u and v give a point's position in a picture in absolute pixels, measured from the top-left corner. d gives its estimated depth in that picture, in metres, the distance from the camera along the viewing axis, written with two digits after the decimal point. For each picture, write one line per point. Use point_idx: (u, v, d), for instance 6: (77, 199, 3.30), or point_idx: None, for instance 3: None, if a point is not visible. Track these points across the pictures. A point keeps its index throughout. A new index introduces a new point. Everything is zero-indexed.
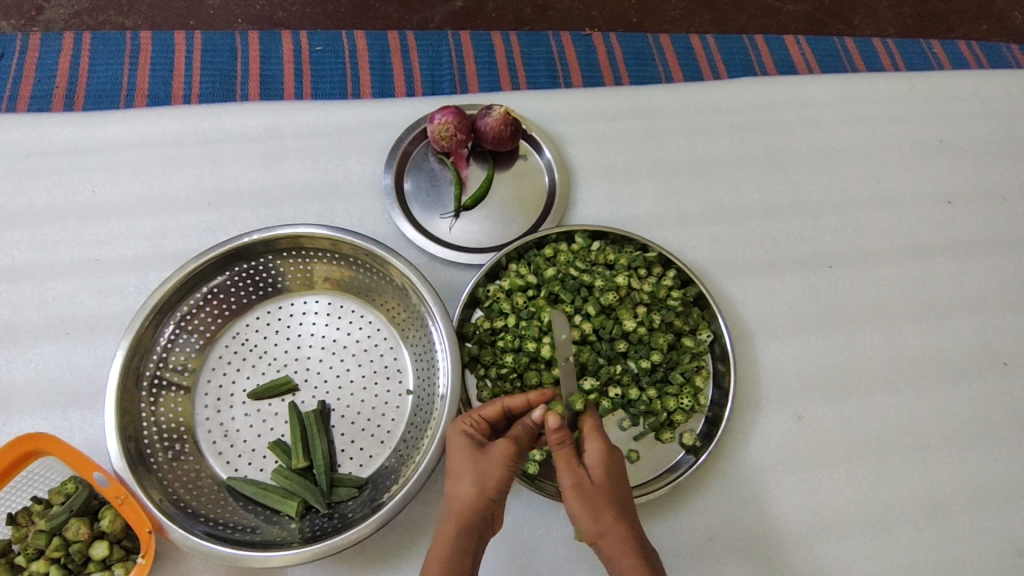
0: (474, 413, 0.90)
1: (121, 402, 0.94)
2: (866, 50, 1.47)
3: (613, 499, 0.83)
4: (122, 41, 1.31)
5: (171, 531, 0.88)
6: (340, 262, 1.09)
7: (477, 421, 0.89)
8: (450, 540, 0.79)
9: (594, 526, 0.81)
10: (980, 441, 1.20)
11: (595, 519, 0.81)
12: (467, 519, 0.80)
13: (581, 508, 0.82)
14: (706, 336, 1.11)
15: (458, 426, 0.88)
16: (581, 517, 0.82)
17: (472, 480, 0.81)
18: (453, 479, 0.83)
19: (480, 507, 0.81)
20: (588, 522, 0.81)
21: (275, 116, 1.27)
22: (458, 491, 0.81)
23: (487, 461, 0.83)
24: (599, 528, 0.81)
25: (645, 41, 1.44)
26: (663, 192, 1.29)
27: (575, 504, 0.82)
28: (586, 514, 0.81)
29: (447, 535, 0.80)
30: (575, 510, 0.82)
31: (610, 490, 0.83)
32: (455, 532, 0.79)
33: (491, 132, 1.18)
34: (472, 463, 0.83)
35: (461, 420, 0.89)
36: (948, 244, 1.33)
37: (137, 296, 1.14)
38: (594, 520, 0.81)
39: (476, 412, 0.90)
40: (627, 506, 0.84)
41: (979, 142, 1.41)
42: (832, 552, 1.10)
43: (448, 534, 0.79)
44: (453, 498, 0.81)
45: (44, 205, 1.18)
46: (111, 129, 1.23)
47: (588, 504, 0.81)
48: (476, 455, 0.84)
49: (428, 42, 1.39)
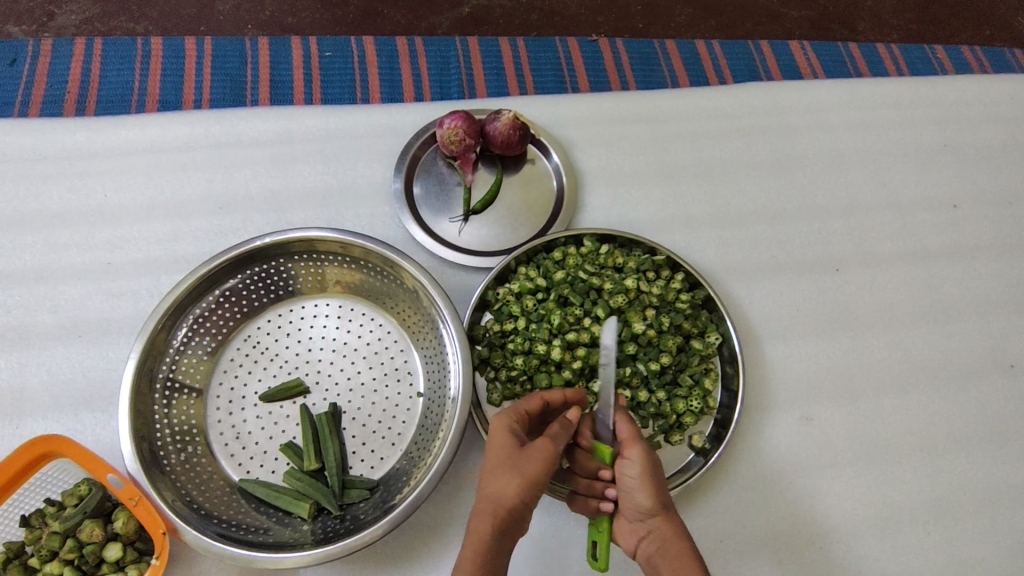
0: (515, 409, 0.90)
1: (134, 404, 0.94)
2: (869, 56, 1.49)
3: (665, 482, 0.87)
4: (134, 47, 1.33)
5: (185, 533, 0.89)
6: (351, 266, 1.10)
7: (518, 414, 0.89)
8: (487, 538, 0.78)
9: (659, 500, 0.84)
10: (989, 443, 1.20)
11: (660, 493, 0.84)
12: (504, 519, 0.79)
13: (649, 480, 0.84)
14: (715, 338, 1.11)
15: (501, 422, 0.87)
16: (649, 489, 0.84)
17: (516, 482, 0.80)
18: (492, 475, 0.81)
19: (518, 509, 0.80)
20: (653, 494, 0.84)
21: (285, 120, 1.27)
22: (502, 491, 0.79)
23: (525, 460, 0.81)
24: (662, 503, 0.85)
25: (651, 47, 1.45)
26: (670, 196, 1.30)
27: (642, 477, 0.84)
28: (652, 487, 0.84)
29: (482, 531, 0.78)
30: (642, 480, 0.84)
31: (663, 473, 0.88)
32: (493, 531, 0.78)
33: (500, 137, 1.19)
34: (512, 461, 0.82)
35: (504, 413, 0.89)
36: (953, 247, 1.34)
37: (148, 299, 1.15)
38: (659, 494, 0.84)
39: (515, 407, 0.90)
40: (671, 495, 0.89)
41: (983, 146, 1.42)
42: (841, 554, 1.10)
43: (483, 530, 0.78)
44: (494, 496, 0.80)
45: (56, 209, 1.18)
46: (122, 133, 1.24)
47: (655, 476, 0.85)
48: (516, 455, 0.82)
49: (436, 48, 1.40)
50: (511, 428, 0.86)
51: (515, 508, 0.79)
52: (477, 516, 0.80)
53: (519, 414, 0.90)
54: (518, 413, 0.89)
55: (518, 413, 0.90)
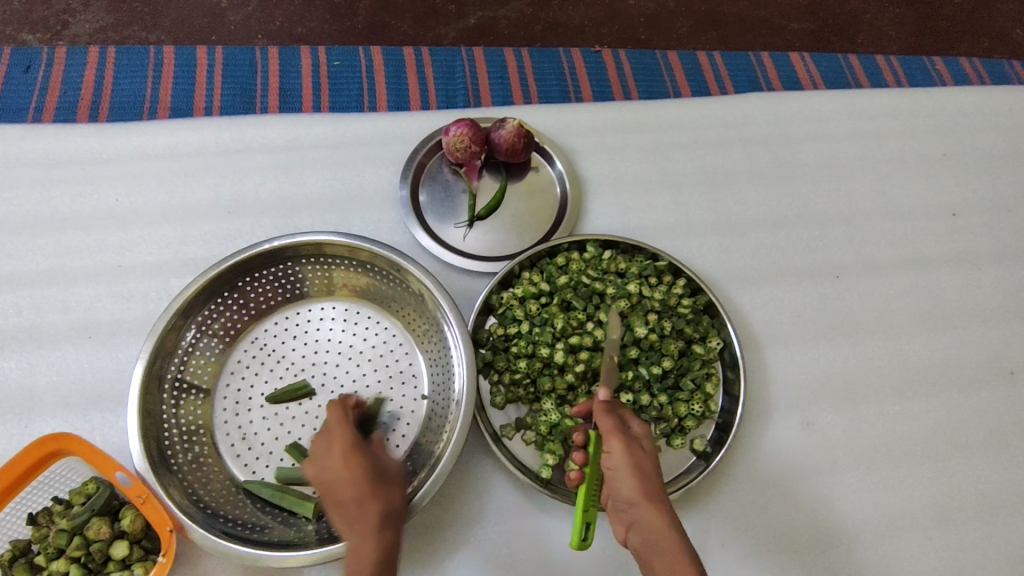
0: (337, 423, 0.90)
1: (143, 404, 0.96)
2: (869, 67, 1.51)
3: (655, 471, 0.86)
4: (146, 55, 1.35)
5: (192, 531, 0.90)
6: (358, 269, 1.11)
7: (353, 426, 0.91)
8: (386, 547, 0.82)
9: (642, 488, 0.83)
10: (989, 449, 1.21)
11: (646, 481, 0.83)
12: (390, 528, 0.83)
13: (635, 466, 0.84)
14: (717, 343, 1.13)
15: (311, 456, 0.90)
16: (631, 477, 0.84)
17: (392, 492, 0.85)
18: (366, 490, 0.84)
19: (396, 513, 0.85)
20: (638, 482, 0.83)
21: (293, 127, 1.30)
22: (381, 501, 0.83)
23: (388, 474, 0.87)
24: (648, 491, 0.83)
25: (653, 58, 1.48)
26: (672, 203, 1.31)
27: (626, 464, 0.84)
28: (636, 474, 0.84)
29: (376, 542, 0.81)
30: (626, 468, 0.84)
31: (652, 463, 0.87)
32: (389, 539, 0.82)
33: (505, 145, 1.21)
34: (382, 475, 0.86)
35: (342, 430, 0.89)
36: (953, 255, 1.35)
37: (158, 302, 1.17)
38: (644, 481, 0.83)
39: (337, 420, 0.90)
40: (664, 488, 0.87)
41: (982, 155, 1.44)
42: (843, 558, 1.11)
43: (377, 542, 0.81)
44: (374, 508, 0.83)
45: (69, 213, 1.21)
46: (134, 139, 1.27)
47: (639, 464, 0.85)
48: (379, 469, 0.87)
49: (442, 57, 1.43)
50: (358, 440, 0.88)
51: (396, 512, 0.85)
52: (363, 533, 0.82)
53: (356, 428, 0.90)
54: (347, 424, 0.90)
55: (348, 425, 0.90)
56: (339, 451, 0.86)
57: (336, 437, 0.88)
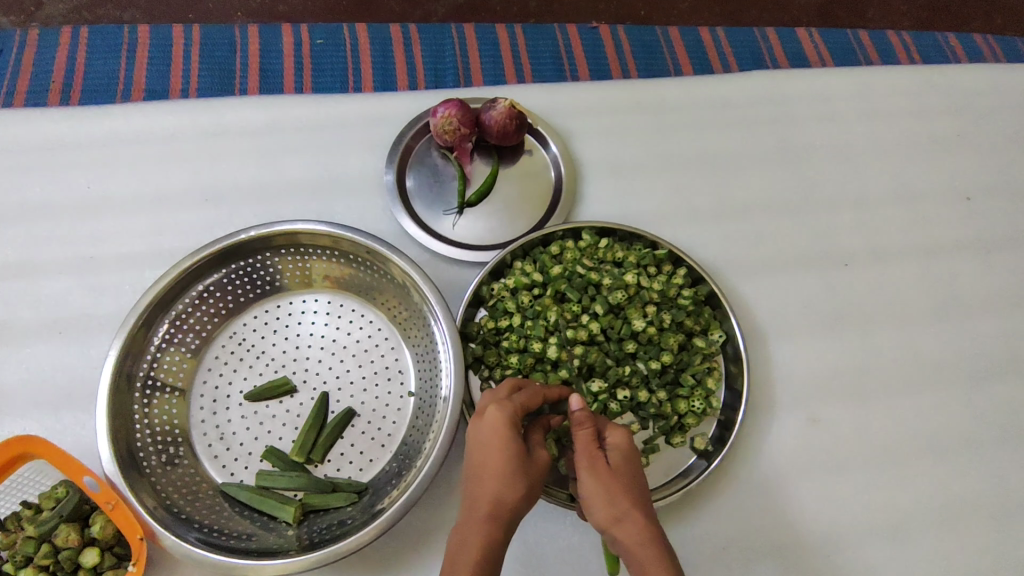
0: (516, 398, 0.85)
1: (113, 404, 0.91)
2: (880, 43, 1.43)
3: (630, 484, 0.80)
4: (120, 35, 1.28)
5: (165, 538, 0.85)
6: (340, 260, 1.06)
7: (520, 407, 0.84)
8: (495, 544, 0.75)
9: (609, 510, 0.78)
10: (1003, 447, 1.16)
11: (611, 501, 0.78)
12: (503, 527, 0.76)
13: (596, 489, 0.79)
14: (718, 336, 1.08)
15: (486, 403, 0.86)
16: (596, 500, 0.79)
17: (525, 486, 0.78)
18: (491, 477, 0.78)
19: (516, 513, 0.78)
20: (604, 505, 0.78)
21: (274, 110, 1.23)
22: (507, 493, 0.77)
23: (531, 466, 0.80)
24: (614, 511, 0.78)
25: (653, 34, 1.40)
26: (672, 188, 1.25)
27: (590, 487, 0.80)
28: (601, 497, 0.79)
29: (484, 537, 0.75)
30: (590, 492, 0.79)
31: (626, 474, 0.81)
32: (499, 537, 0.76)
33: (496, 126, 1.15)
34: (523, 464, 0.79)
35: (505, 404, 0.82)
36: (967, 242, 1.29)
37: (131, 295, 1.11)
38: (610, 502, 0.78)
39: (518, 399, 0.84)
40: (646, 497, 0.81)
41: (998, 136, 1.37)
42: (850, 561, 1.06)
43: (485, 538, 0.75)
44: (496, 498, 0.77)
45: (38, 202, 1.15)
46: (107, 124, 1.20)
47: (603, 484, 0.79)
48: (524, 459, 0.79)
49: (431, 35, 1.35)
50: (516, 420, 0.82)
51: (518, 512, 0.78)
52: (475, 520, 0.76)
53: (520, 408, 0.83)
54: (521, 405, 0.84)
55: (521, 407, 0.84)
56: (487, 429, 0.80)
57: (486, 413, 0.82)
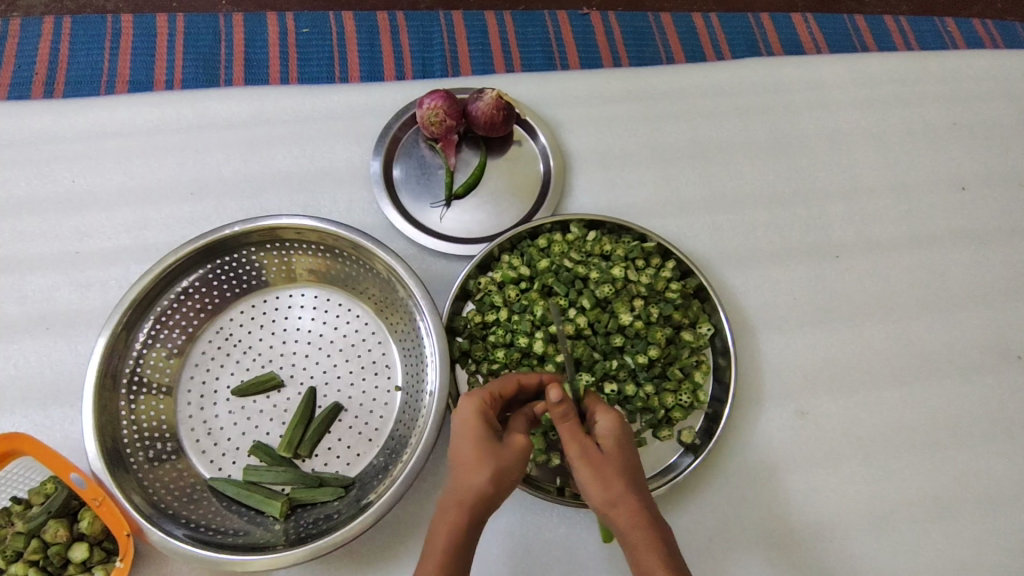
0: (484, 390, 0.86)
1: (98, 401, 0.91)
2: (877, 28, 1.40)
3: (624, 468, 0.79)
4: (103, 25, 1.25)
5: (151, 534, 0.86)
6: (325, 255, 1.05)
7: (490, 396, 0.85)
8: (461, 531, 0.75)
9: (604, 497, 0.78)
10: (992, 438, 1.16)
11: (607, 489, 0.77)
12: (471, 512, 0.76)
13: (592, 477, 0.78)
14: (706, 330, 1.07)
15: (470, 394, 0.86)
16: (593, 488, 0.78)
17: (491, 470, 0.77)
18: (463, 466, 0.78)
19: (486, 500, 0.77)
20: (599, 492, 0.78)
21: (260, 101, 1.22)
22: (472, 479, 0.77)
23: (503, 453, 0.79)
24: (611, 498, 0.77)
25: (645, 20, 1.37)
26: (662, 178, 1.24)
27: (586, 477, 0.79)
28: (597, 486, 0.78)
29: (452, 524, 0.75)
30: (586, 480, 0.79)
31: (620, 460, 0.80)
32: (467, 523, 0.76)
33: (483, 117, 1.13)
34: (492, 450, 0.78)
35: (472, 395, 0.84)
36: (960, 232, 1.28)
37: (117, 290, 1.11)
38: (606, 490, 0.78)
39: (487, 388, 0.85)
40: (639, 479, 0.80)
41: (993, 124, 1.35)
42: (835, 553, 1.06)
43: (452, 524, 0.75)
44: (462, 485, 0.77)
45: (23, 197, 1.14)
46: (91, 117, 1.19)
47: (600, 474, 0.78)
48: (494, 444, 0.79)
49: (418, 22, 1.33)
50: (483, 412, 0.82)
51: (486, 497, 0.77)
52: (444, 509, 0.77)
53: (490, 397, 0.84)
54: (491, 393, 0.85)
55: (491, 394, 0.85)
56: (458, 419, 0.82)
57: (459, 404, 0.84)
